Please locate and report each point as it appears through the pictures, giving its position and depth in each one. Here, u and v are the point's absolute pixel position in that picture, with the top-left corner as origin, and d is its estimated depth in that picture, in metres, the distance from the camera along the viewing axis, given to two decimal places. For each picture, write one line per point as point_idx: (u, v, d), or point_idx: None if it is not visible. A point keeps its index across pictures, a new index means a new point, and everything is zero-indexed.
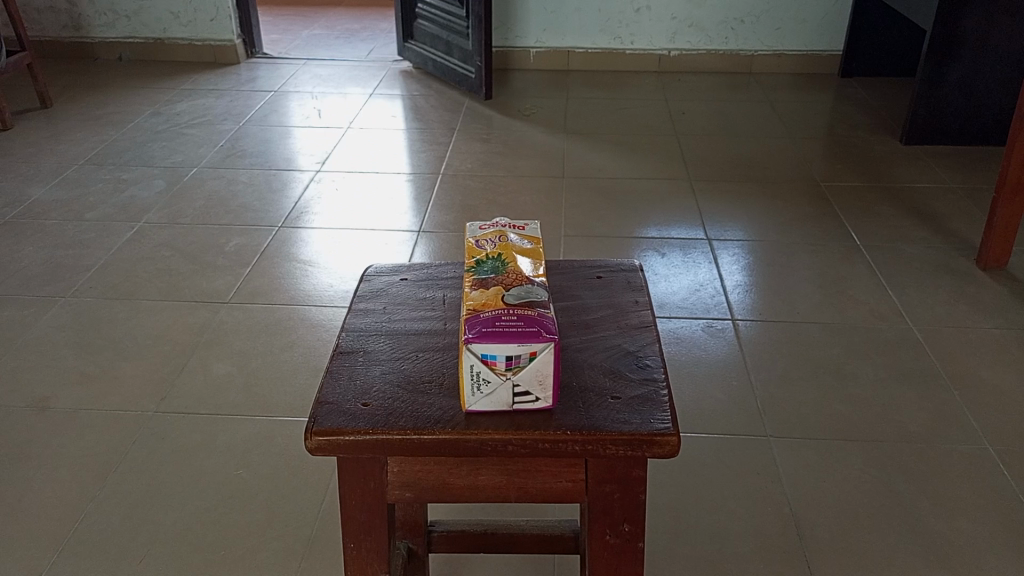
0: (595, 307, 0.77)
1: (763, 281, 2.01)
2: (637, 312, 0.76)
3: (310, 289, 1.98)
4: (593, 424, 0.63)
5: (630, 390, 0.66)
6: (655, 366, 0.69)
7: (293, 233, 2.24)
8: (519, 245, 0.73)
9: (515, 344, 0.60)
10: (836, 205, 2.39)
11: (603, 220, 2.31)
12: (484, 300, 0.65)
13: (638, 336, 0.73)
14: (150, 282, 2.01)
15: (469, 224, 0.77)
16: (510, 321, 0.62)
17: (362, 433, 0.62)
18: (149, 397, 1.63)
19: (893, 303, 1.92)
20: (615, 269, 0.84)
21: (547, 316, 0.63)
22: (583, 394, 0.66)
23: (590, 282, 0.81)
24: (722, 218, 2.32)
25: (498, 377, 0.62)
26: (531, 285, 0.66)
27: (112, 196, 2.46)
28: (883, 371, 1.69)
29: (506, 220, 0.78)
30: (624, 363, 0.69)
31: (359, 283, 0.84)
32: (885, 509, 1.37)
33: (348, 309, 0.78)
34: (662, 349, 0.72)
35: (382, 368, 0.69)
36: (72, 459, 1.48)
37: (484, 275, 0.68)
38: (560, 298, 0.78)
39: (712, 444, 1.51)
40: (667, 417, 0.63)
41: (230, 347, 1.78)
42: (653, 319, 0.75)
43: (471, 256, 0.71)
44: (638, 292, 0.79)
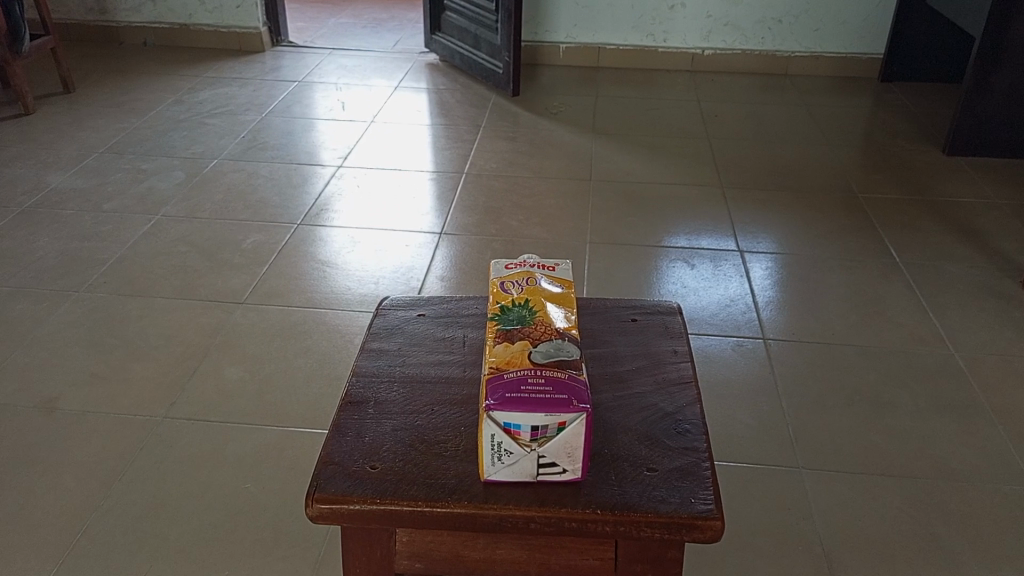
0: (630, 356, 0.71)
1: (797, 298, 1.92)
2: (675, 365, 0.70)
3: (327, 292, 1.92)
4: (626, 502, 0.57)
5: (668, 461, 0.60)
6: (696, 432, 0.62)
7: (313, 232, 2.19)
8: (549, 290, 0.67)
9: (543, 414, 0.54)
10: (874, 218, 2.29)
11: (630, 226, 2.23)
12: (508, 357, 0.59)
13: (678, 393, 0.66)
14: (165, 279, 1.97)
15: (493, 262, 0.71)
16: (537, 385, 0.55)
17: (368, 503, 0.57)
18: (158, 401, 1.59)
19: (933, 325, 1.83)
20: (651, 311, 0.77)
21: (578, 379, 0.57)
22: (616, 464, 0.59)
23: (624, 326, 0.74)
24: (754, 228, 2.23)
25: (521, 448, 0.56)
26: (561, 341, 0.60)
27: (130, 186, 2.42)
28: (922, 400, 1.60)
29: (535, 260, 0.72)
30: (661, 427, 0.63)
31: (373, 316, 0.78)
32: (924, 554, 1.29)
33: (360, 347, 0.72)
34: (703, 411, 0.65)
35: (395, 422, 0.63)
36: (78, 465, 1.44)
37: (509, 326, 0.62)
38: (592, 344, 0.72)
39: (741, 474, 1.43)
40: (710, 497, 0.57)
41: (243, 351, 1.72)
42: (694, 374, 0.69)
43: (495, 302, 0.65)
44: (676, 339, 0.73)
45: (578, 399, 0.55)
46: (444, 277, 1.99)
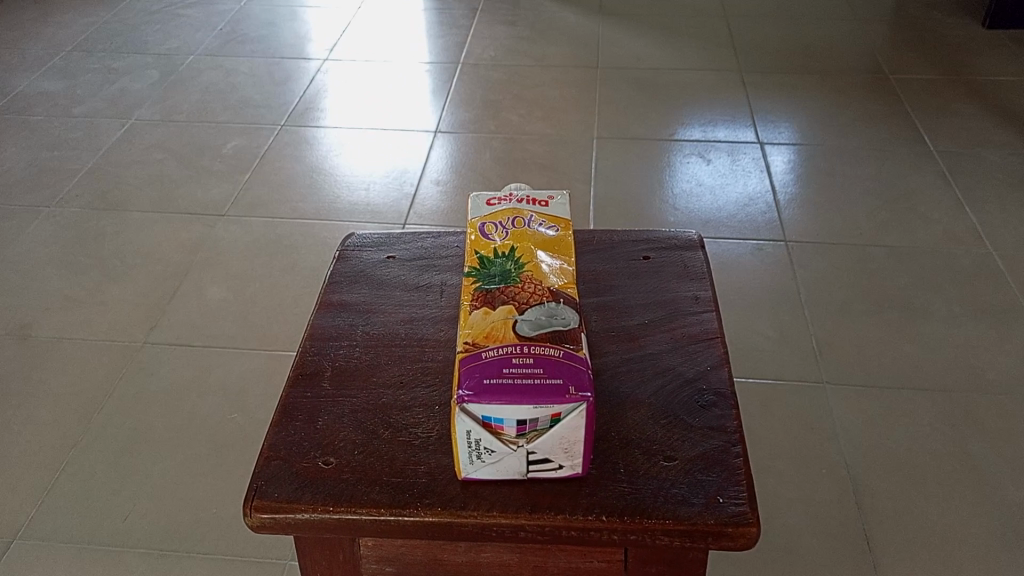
0: (644, 308, 0.66)
1: (821, 194, 1.78)
2: (696, 319, 0.65)
3: (315, 201, 1.79)
4: (640, 505, 0.51)
5: (688, 447, 0.55)
6: (722, 406, 0.57)
7: (299, 133, 2.04)
8: (540, 235, 0.62)
9: (530, 406, 0.48)
10: (907, 102, 2.11)
11: (641, 119, 2.06)
12: (486, 329, 0.53)
13: (699, 352, 0.62)
14: (142, 190, 1.83)
15: (474, 197, 0.67)
16: (523, 368, 0.49)
17: (317, 511, 0.52)
18: (138, 325, 1.48)
19: (969, 222, 1.68)
20: (667, 246, 0.74)
21: (572, 360, 0.50)
22: (626, 454, 0.54)
23: (639, 271, 0.70)
24: (776, 117, 2.06)
25: (508, 445, 0.50)
26: (554, 305, 0.55)
27: (102, 88, 2.25)
28: (957, 306, 1.48)
29: (524, 193, 0.67)
30: (681, 400, 0.58)
31: (338, 259, 0.73)
32: (958, 474, 1.20)
33: (322, 301, 0.68)
34: (731, 373, 0.61)
35: (353, 404, 0.58)
36: (54, 397, 1.35)
37: (490, 285, 0.57)
38: (603, 293, 0.68)
39: (762, 391, 1.33)
40: (742, 495, 0.52)
41: (227, 268, 1.61)
42: (718, 328, 0.64)
43: (478, 251, 0.61)
44: (700, 286, 0.69)
45: (573, 385, 0.49)
46: (440, 180, 1.84)
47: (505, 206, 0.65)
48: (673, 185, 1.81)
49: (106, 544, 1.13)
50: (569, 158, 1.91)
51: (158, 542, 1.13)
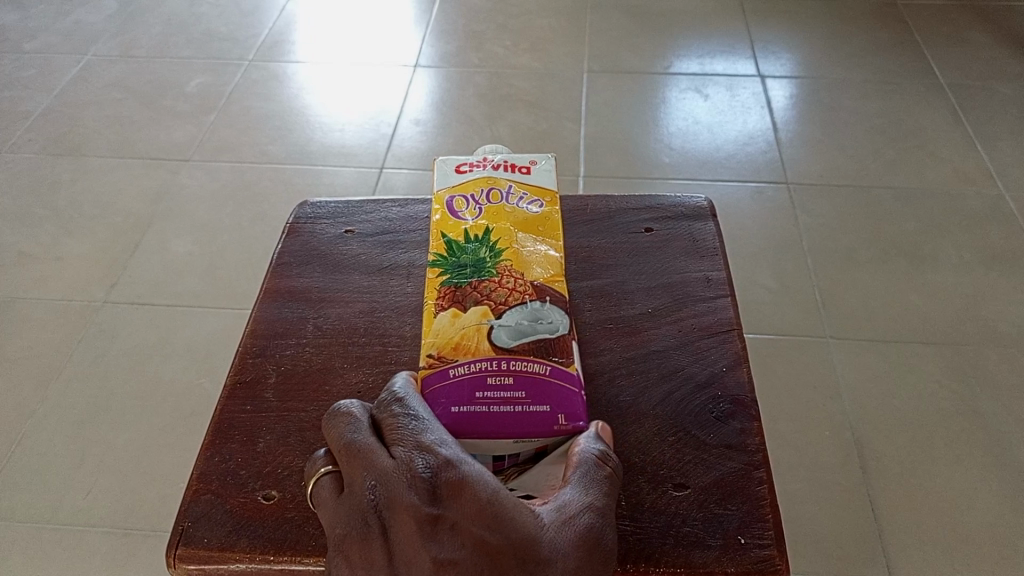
0: (644, 295, 0.60)
1: (823, 131, 1.68)
2: (706, 305, 0.59)
3: (286, 145, 1.67)
4: (649, 550, 0.46)
5: (702, 473, 0.49)
6: (741, 420, 0.52)
7: (267, 69, 1.90)
8: (520, 212, 0.60)
9: (512, 441, 0.48)
10: (916, 30, 1.98)
11: (633, 50, 1.93)
12: (454, 337, 0.52)
13: (712, 349, 0.56)
14: (100, 133, 1.71)
15: (444, 160, 0.64)
16: (504, 391, 0.50)
17: (248, 561, 0.48)
18: (98, 282, 1.39)
19: (981, 160, 1.59)
20: (672, 216, 0.67)
21: (557, 379, 0.51)
22: (630, 482, 0.49)
23: (643, 248, 0.64)
24: (777, 47, 1.94)
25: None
26: (537, 304, 0.54)
27: (55, 21, 2.09)
28: (968, 253, 1.40)
29: (504, 157, 0.64)
30: (693, 412, 0.52)
31: (286, 236, 0.69)
32: (967, 435, 1.14)
33: (268, 289, 0.64)
34: (748, 373, 0.55)
35: (299, 422, 0.55)
36: (7, 361, 1.26)
37: (458, 282, 0.55)
38: (599, 277, 0.62)
39: (761, 347, 1.26)
40: (767, 534, 0.46)
41: (192, 218, 1.51)
42: (734, 317, 0.58)
43: (448, 230, 0.59)
44: (711, 264, 0.63)
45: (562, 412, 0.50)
46: (421, 120, 1.73)
47: (477, 173, 0.62)
48: (667, 123, 1.70)
49: (65, 522, 1.06)
50: (557, 94, 1.78)
51: (121, 520, 1.06)
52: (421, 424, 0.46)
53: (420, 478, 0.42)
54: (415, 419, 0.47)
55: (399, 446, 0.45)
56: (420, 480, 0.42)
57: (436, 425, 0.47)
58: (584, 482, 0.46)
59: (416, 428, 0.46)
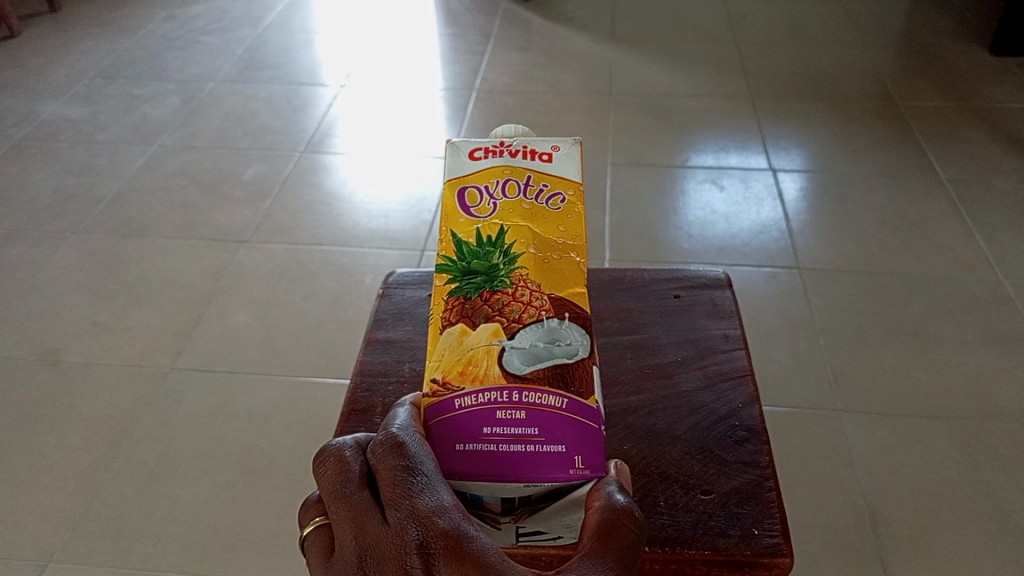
0: (675, 347, 0.72)
1: (830, 220, 1.81)
2: (726, 355, 0.70)
3: (336, 228, 1.83)
4: (680, 537, 0.56)
5: (724, 481, 0.59)
6: (754, 443, 0.62)
7: (316, 160, 2.08)
8: (538, 210, 0.61)
9: (522, 484, 0.50)
10: (916, 128, 2.14)
11: (654, 145, 2.09)
12: (463, 359, 0.54)
13: (731, 389, 0.67)
14: (166, 216, 1.87)
15: (459, 142, 0.65)
16: (516, 427, 0.51)
17: None
18: (165, 351, 1.51)
19: (980, 249, 1.71)
20: (695, 285, 0.79)
21: (567, 417, 0.52)
22: (666, 487, 0.59)
23: (671, 310, 0.76)
24: (788, 143, 2.09)
25: (493, 524, 0.51)
26: (552, 324, 0.55)
27: (124, 114, 2.29)
28: (969, 334, 1.50)
29: (523, 144, 0.65)
30: (715, 436, 0.63)
31: (380, 297, 0.83)
32: (972, 503, 1.21)
33: (368, 339, 0.76)
34: (760, 411, 0.66)
35: None
36: (83, 421, 1.38)
37: (469, 295, 0.56)
38: (636, 332, 0.73)
39: (778, 418, 1.35)
40: (776, 528, 0.56)
41: (251, 294, 1.64)
42: (747, 365, 0.70)
43: (462, 226, 0.60)
44: (727, 322, 0.74)
45: (579, 454, 0.51)
46: None
47: (493, 160, 0.64)
48: (686, 212, 1.84)
49: (137, 568, 1.16)
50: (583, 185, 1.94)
51: (188, 567, 1.16)
52: (419, 482, 0.46)
53: (410, 552, 0.43)
54: (415, 476, 0.47)
55: (392, 510, 0.45)
56: (411, 553, 0.43)
57: (436, 480, 0.47)
58: (602, 548, 0.45)
59: (414, 487, 0.46)
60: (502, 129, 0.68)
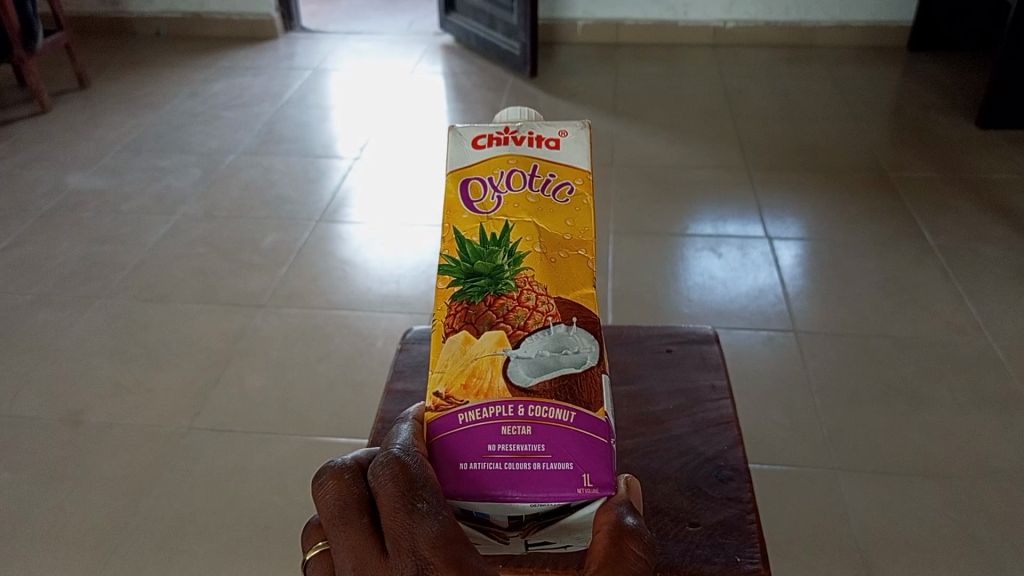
0: (667, 395, 0.78)
1: (824, 286, 1.88)
2: (713, 403, 0.76)
3: (349, 293, 1.90)
4: (670, 563, 0.61)
5: (711, 515, 0.65)
6: (737, 480, 0.67)
7: (331, 228, 2.17)
8: (544, 205, 0.65)
9: (529, 503, 0.55)
10: (907, 198, 2.23)
11: (655, 214, 2.18)
12: (468, 370, 0.58)
13: (717, 434, 0.73)
14: (187, 282, 1.96)
15: (462, 129, 0.67)
16: (523, 444, 0.56)
17: None
18: (184, 412, 1.57)
19: (970, 313, 1.77)
20: (686, 340, 0.85)
21: (573, 432, 0.56)
22: (658, 520, 0.65)
23: (663, 362, 0.82)
24: (783, 213, 2.18)
25: (501, 538, 0.57)
26: (556, 331, 0.59)
27: (148, 186, 2.40)
28: (961, 395, 1.55)
29: (529, 129, 0.67)
30: (702, 475, 0.68)
31: (399, 351, 0.90)
32: (966, 559, 1.25)
33: (388, 389, 0.83)
34: (744, 453, 0.71)
35: None
36: (105, 480, 1.42)
37: (472, 301, 0.61)
38: (632, 381, 0.80)
39: (776, 476, 1.39)
40: (756, 554, 0.61)
41: (267, 357, 1.71)
42: (732, 413, 0.75)
43: (468, 221, 0.64)
44: (714, 373, 0.80)
45: (588, 472, 0.55)
46: None
47: (497, 149, 0.66)
48: (686, 278, 1.91)
49: None
50: None
51: None
52: (417, 509, 0.48)
53: None
54: (413, 502, 0.48)
55: (392, 538, 0.47)
56: None
57: (434, 506, 0.48)
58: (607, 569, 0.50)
59: (412, 515, 0.47)
60: (507, 112, 0.70)
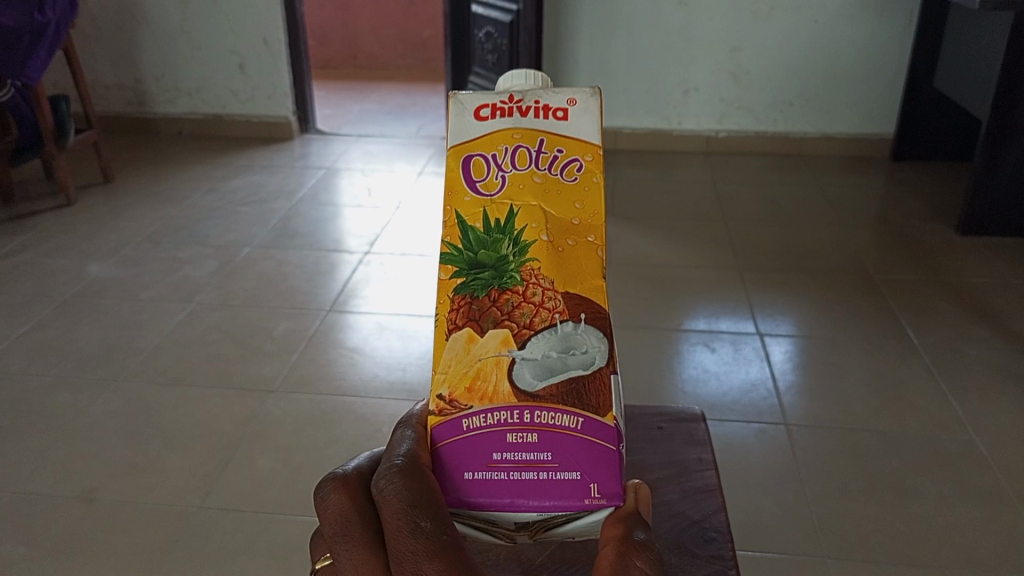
0: (659, 466, 0.85)
1: (813, 381, 1.96)
2: (700, 474, 0.84)
3: (356, 380, 1.98)
4: None
5: (697, 570, 0.71)
6: (721, 540, 0.74)
7: (340, 318, 2.26)
8: (552, 186, 0.65)
9: (536, 511, 0.61)
10: (891, 299, 2.34)
11: (652, 311, 2.27)
12: (474, 371, 0.62)
13: (704, 500, 0.80)
14: (200, 367, 2.03)
15: (464, 98, 0.65)
16: (530, 452, 0.61)
17: None
18: (195, 491, 1.62)
19: (953, 410, 1.84)
20: (676, 419, 0.93)
21: (578, 441, 0.61)
22: None
23: (655, 437, 0.90)
24: (773, 311, 2.28)
25: (508, 537, 0.62)
26: (563, 329, 0.62)
27: (166, 275, 2.51)
28: (946, 487, 1.61)
29: (536, 97, 0.66)
30: (690, 535, 0.75)
31: None
32: None
33: None
34: (728, 517, 0.78)
35: None
36: (116, 556, 1.47)
37: (477, 297, 0.63)
38: (628, 452, 0.87)
39: (768, 563, 1.44)
40: None
41: (277, 440, 1.77)
42: (717, 483, 0.83)
43: (472, 202, 0.65)
44: (701, 448, 0.88)
45: (594, 481, 0.61)
46: None
47: (502, 121, 0.66)
48: (681, 371, 1.99)
49: None
50: None
51: None
52: (411, 515, 0.54)
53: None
54: (407, 509, 0.54)
55: (389, 541, 0.53)
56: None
57: (426, 511, 0.54)
58: None
59: (406, 519, 0.53)
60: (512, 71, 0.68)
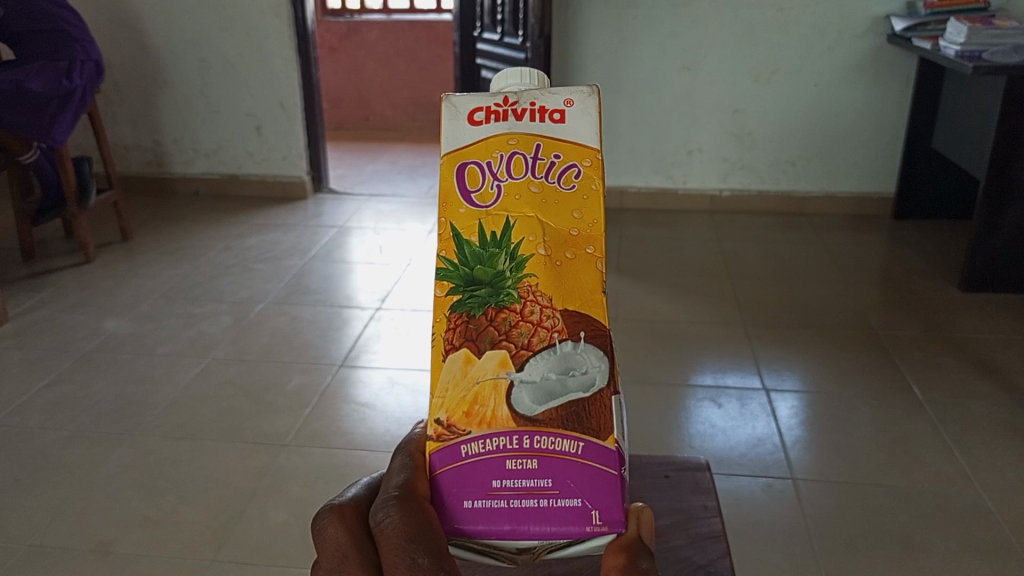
0: (666, 512, 0.88)
1: (820, 436, 1.97)
2: (705, 520, 0.87)
3: (367, 434, 2.01)
4: None
5: None
6: None
7: (351, 373, 2.30)
8: (549, 193, 0.68)
9: (536, 536, 0.62)
10: (897, 355, 2.36)
11: (659, 367, 2.31)
12: (473, 395, 0.64)
13: (709, 545, 0.83)
14: (214, 422, 2.06)
15: (458, 101, 0.69)
16: (530, 478, 0.63)
17: None
18: (208, 545, 1.64)
19: (959, 465, 1.86)
20: (682, 468, 0.96)
21: (576, 466, 0.63)
22: None
23: (661, 484, 0.93)
24: (779, 367, 2.31)
25: (505, 559, 0.64)
26: (561, 348, 0.64)
27: (182, 331, 2.56)
28: (953, 542, 1.62)
29: (531, 101, 0.70)
30: None
31: None
32: None
33: None
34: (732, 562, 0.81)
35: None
36: None
37: (474, 318, 0.65)
38: (635, 499, 0.90)
39: None
40: None
41: (289, 493, 1.79)
42: (721, 528, 0.86)
43: (469, 213, 0.67)
44: (706, 496, 0.91)
45: (596, 508, 0.63)
46: None
47: (497, 126, 0.69)
48: (689, 426, 2.01)
49: None
50: None
51: None
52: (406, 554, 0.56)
53: None
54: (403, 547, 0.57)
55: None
56: None
57: (421, 547, 0.57)
58: None
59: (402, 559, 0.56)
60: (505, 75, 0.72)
